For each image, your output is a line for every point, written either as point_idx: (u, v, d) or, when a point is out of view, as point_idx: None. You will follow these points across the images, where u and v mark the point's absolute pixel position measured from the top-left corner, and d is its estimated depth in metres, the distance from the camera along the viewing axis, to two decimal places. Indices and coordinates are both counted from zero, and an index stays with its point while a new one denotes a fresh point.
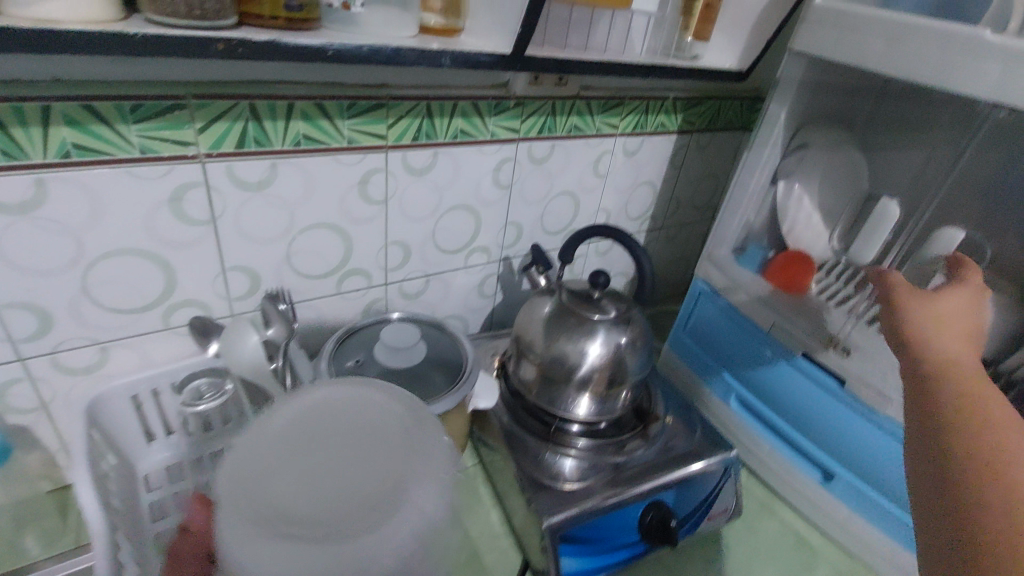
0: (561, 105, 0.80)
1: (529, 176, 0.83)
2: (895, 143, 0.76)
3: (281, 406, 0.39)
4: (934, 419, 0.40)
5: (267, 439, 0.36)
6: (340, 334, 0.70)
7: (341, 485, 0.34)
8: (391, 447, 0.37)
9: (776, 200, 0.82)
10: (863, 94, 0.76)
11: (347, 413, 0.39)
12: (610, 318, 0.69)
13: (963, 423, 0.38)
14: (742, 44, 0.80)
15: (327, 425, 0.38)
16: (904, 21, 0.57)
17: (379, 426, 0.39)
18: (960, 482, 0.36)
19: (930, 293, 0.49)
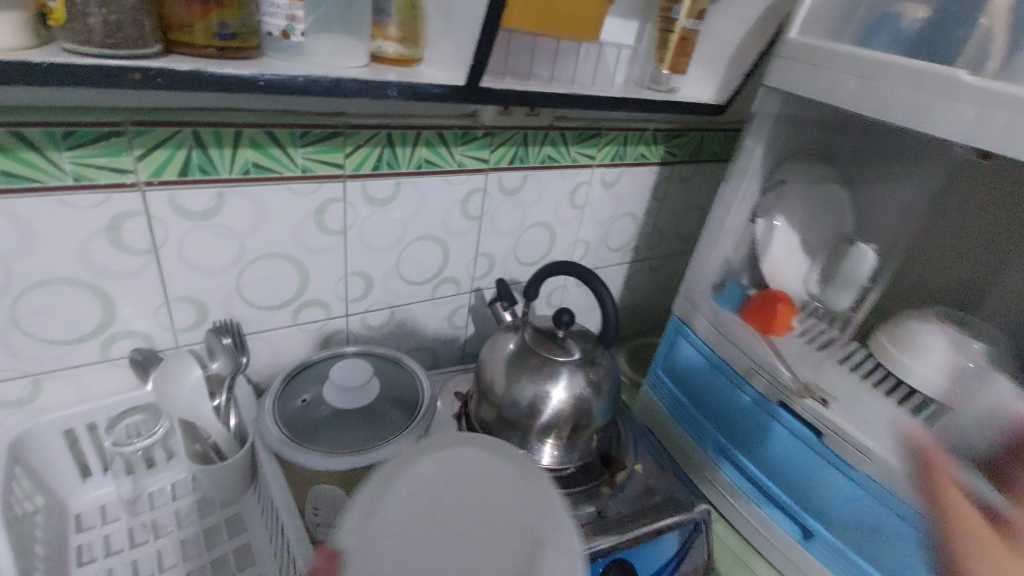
0: (533, 135, 0.78)
1: (500, 207, 0.81)
2: (883, 180, 0.75)
3: (400, 479, 0.41)
4: None
5: (392, 517, 0.38)
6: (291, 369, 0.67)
7: (444, 556, 0.37)
8: (516, 512, 0.40)
9: (755, 237, 0.79)
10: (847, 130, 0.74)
11: (447, 477, 0.42)
12: (574, 360, 0.66)
13: None
14: (719, 77, 0.78)
15: (440, 495, 0.40)
16: (877, 59, 0.54)
17: (497, 491, 0.41)
18: None
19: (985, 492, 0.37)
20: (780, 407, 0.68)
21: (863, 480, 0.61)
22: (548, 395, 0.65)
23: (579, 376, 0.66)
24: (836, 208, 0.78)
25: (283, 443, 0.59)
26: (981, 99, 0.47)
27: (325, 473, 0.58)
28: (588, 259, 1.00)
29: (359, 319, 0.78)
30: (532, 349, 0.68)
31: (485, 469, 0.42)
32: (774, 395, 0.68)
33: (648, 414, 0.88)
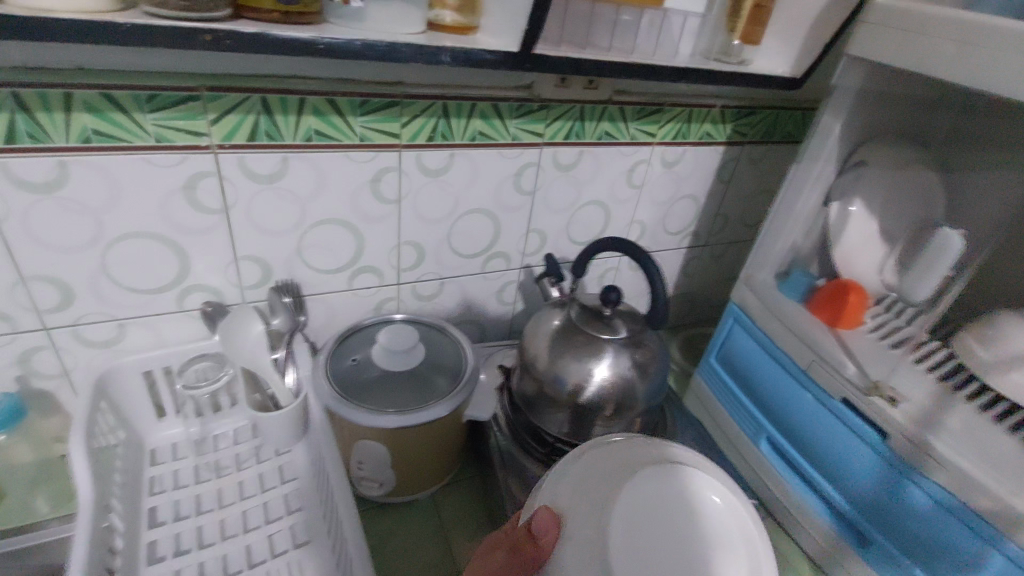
0: (590, 109, 0.76)
1: (554, 183, 0.80)
2: (979, 164, 0.67)
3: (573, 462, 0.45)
4: None
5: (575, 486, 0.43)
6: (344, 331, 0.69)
7: (659, 562, 0.39)
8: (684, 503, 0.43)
9: (827, 223, 0.74)
10: (941, 106, 0.68)
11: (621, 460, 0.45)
12: (619, 340, 0.64)
13: None
14: (797, 48, 0.72)
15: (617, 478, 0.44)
16: (979, 21, 0.48)
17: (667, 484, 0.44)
18: None
19: None
20: (841, 403, 0.63)
21: (931, 488, 0.55)
22: (590, 373, 0.64)
23: (623, 356, 0.64)
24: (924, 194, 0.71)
25: (332, 399, 0.61)
26: None
27: (370, 431, 0.60)
28: (644, 241, 0.97)
29: (410, 288, 0.80)
30: (579, 327, 0.66)
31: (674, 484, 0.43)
32: (836, 392, 0.64)
33: (697, 404, 0.84)
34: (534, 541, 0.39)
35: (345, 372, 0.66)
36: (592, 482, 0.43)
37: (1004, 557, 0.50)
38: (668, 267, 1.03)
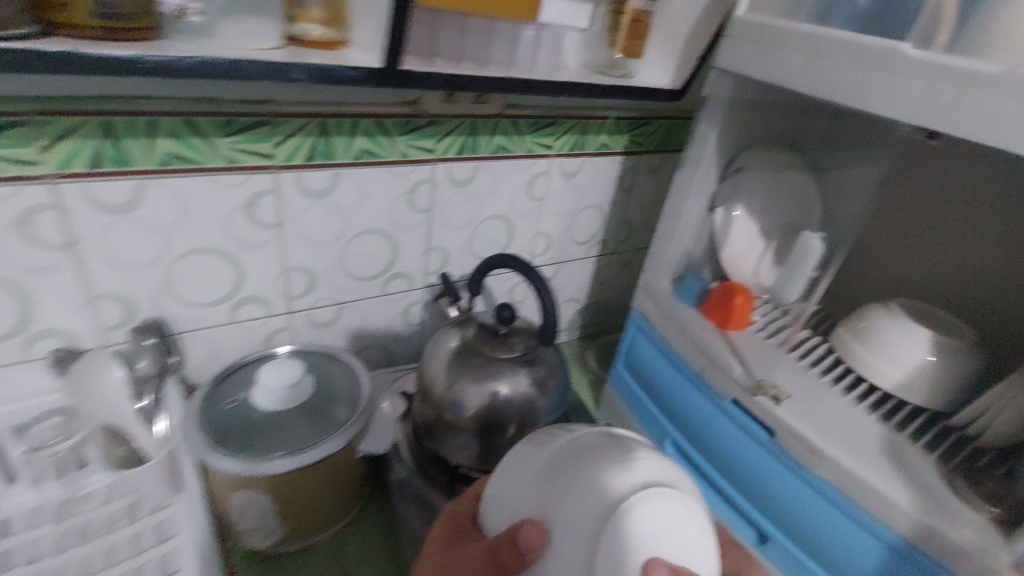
0: (482, 124, 0.75)
1: (451, 199, 0.78)
2: (849, 163, 0.70)
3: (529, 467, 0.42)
4: None
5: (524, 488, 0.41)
6: (218, 375, 0.66)
7: None
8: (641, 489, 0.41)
9: (715, 228, 0.76)
10: (817, 114, 0.70)
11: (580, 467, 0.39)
12: (516, 356, 0.64)
13: None
14: (675, 61, 0.75)
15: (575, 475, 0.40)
16: (823, 35, 0.51)
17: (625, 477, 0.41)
18: None
19: None
20: (733, 405, 0.65)
21: (814, 480, 0.58)
22: (489, 393, 0.62)
23: (522, 373, 0.63)
24: (804, 202, 0.74)
25: (208, 447, 0.56)
26: (927, 73, 0.44)
27: (253, 477, 0.56)
28: (552, 252, 0.97)
29: (304, 316, 0.75)
30: (475, 347, 0.65)
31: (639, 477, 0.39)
32: (726, 393, 0.66)
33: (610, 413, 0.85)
34: (519, 554, 0.37)
35: (225, 416, 0.61)
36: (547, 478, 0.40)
37: (878, 541, 0.53)
38: (579, 276, 1.04)
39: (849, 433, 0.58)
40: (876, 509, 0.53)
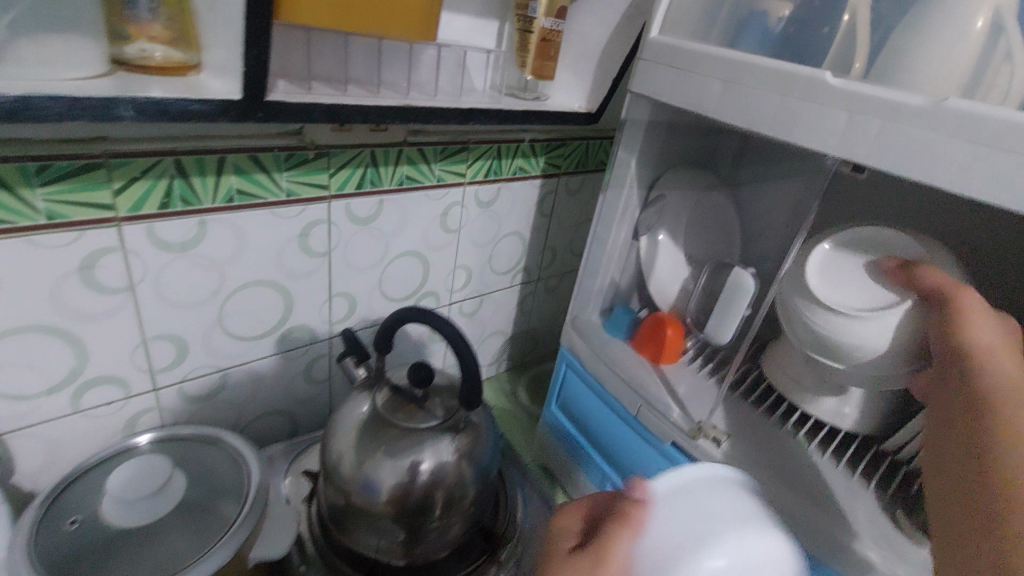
0: (383, 153, 0.66)
1: (352, 239, 0.69)
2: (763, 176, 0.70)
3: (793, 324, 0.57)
4: (955, 425, 0.36)
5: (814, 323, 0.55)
6: (55, 488, 0.52)
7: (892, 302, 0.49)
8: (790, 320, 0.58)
9: (640, 257, 0.73)
10: (730, 133, 0.69)
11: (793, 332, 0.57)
12: (437, 422, 0.56)
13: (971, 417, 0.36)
14: (588, 82, 0.71)
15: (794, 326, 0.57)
16: (741, 59, 0.48)
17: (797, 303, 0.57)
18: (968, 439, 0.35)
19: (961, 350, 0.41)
20: (673, 449, 0.61)
21: None
22: (405, 470, 0.53)
23: (445, 441, 0.55)
24: (724, 233, 0.73)
25: None
26: (848, 105, 0.42)
27: None
28: (472, 285, 0.90)
29: (175, 388, 0.63)
30: (388, 416, 0.56)
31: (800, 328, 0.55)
32: (664, 436, 0.62)
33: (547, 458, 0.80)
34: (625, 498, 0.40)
35: (56, 544, 0.47)
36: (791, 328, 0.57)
37: None
38: (504, 306, 0.98)
39: (789, 470, 0.56)
40: (817, 553, 0.51)
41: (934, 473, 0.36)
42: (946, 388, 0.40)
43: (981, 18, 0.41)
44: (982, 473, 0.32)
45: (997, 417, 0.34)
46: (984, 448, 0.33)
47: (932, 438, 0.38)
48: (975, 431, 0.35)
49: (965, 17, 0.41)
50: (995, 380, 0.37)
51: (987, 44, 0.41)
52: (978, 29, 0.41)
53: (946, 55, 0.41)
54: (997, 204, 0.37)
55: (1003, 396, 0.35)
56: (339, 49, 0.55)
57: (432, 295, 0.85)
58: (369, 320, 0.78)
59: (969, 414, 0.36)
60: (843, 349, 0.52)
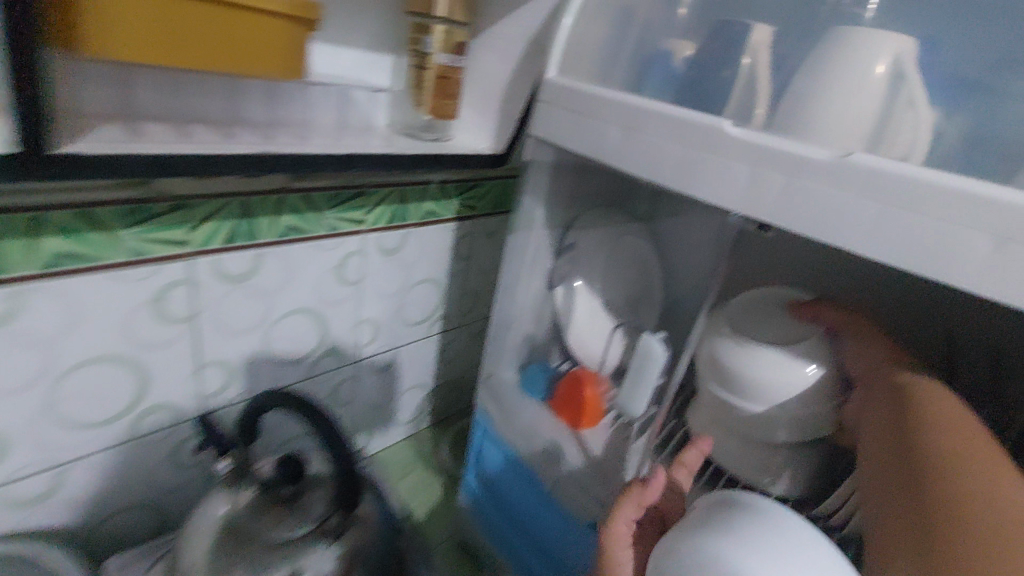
0: (258, 202, 0.58)
1: (224, 300, 0.61)
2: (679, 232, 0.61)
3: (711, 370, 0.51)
4: (910, 471, 0.38)
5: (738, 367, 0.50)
6: None
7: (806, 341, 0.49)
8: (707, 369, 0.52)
9: (556, 309, 0.67)
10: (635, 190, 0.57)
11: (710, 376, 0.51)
12: (310, 521, 0.47)
13: (928, 464, 0.37)
14: (493, 122, 0.66)
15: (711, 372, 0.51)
16: (635, 104, 0.44)
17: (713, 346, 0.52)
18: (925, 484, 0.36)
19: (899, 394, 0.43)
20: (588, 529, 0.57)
21: None
22: None
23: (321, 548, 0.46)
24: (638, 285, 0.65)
25: None
26: (749, 157, 0.38)
27: None
28: (382, 339, 0.82)
29: None
30: (252, 525, 0.46)
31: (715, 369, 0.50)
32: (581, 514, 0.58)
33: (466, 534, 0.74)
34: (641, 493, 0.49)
35: None
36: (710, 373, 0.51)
37: None
38: (422, 359, 0.90)
39: None
40: None
41: (885, 519, 0.37)
42: (881, 434, 0.42)
43: (881, 61, 0.38)
44: (926, 519, 0.34)
45: (934, 464, 0.37)
46: (930, 496, 0.35)
47: (876, 484, 0.41)
48: (916, 479, 0.37)
49: (865, 63, 0.38)
50: (923, 422, 0.40)
51: (890, 92, 0.38)
52: (878, 76, 0.38)
53: (850, 103, 0.38)
54: (909, 269, 0.33)
55: (935, 446, 0.38)
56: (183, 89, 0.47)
57: (334, 354, 0.76)
58: (254, 388, 0.69)
59: (907, 461, 0.39)
60: (769, 387, 0.48)
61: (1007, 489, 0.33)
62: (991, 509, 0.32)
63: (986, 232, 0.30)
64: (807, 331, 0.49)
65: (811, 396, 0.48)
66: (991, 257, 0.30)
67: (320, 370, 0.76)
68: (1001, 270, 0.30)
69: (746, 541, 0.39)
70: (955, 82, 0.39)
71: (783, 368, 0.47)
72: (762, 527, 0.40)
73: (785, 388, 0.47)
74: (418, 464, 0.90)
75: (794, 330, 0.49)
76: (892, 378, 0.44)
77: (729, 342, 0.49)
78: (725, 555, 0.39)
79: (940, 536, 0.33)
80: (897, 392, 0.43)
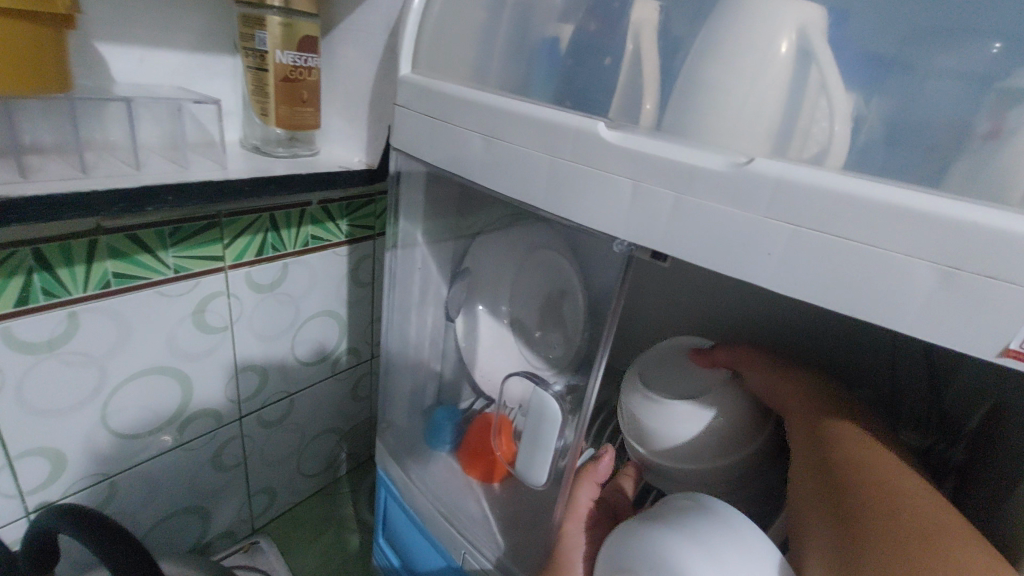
0: (59, 250, 0.46)
1: (30, 375, 0.48)
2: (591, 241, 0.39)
3: (634, 427, 0.46)
4: (829, 487, 0.34)
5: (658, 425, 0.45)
6: None
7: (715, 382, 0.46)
8: (631, 428, 0.47)
9: (458, 344, 0.57)
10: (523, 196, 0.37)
11: (638, 434, 0.46)
12: None
13: (849, 477, 0.33)
14: (364, 131, 0.55)
15: (637, 431, 0.46)
16: (496, 105, 0.35)
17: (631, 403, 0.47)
18: (849, 501, 0.32)
19: (812, 415, 0.40)
20: None
21: None
22: None
23: None
24: (555, 310, 0.50)
25: None
26: (630, 168, 0.29)
27: None
28: (272, 387, 0.70)
29: None
30: None
31: (637, 425, 0.46)
32: None
33: None
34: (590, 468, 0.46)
35: None
36: (636, 431, 0.46)
37: None
38: (328, 401, 0.79)
39: None
40: None
41: (810, 550, 0.32)
42: (796, 459, 0.39)
43: (785, 37, 0.30)
44: (856, 545, 0.29)
45: (852, 484, 0.33)
46: (856, 519, 0.31)
47: (795, 509, 0.36)
48: (838, 499, 0.33)
49: (764, 39, 0.30)
50: (839, 446, 0.36)
51: (796, 75, 0.30)
52: (783, 54, 0.30)
53: (749, 92, 0.30)
54: (829, 310, 0.25)
55: (850, 459, 0.35)
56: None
57: (210, 415, 0.64)
58: (100, 471, 0.57)
59: (826, 480, 0.34)
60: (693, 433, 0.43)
61: (931, 507, 0.30)
62: (921, 528, 0.29)
63: (929, 262, 0.23)
64: (711, 379, 0.47)
65: (738, 433, 0.44)
66: (934, 296, 0.23)
67: (194, 435, 0.64)
68: (948, 311, 0.23)
69: (701, 540, 0.31)
70: (871, 61, 0.32)
71: (694, 407, 0.44)
72: (720, 529, 0.32)
73: (706, 434, 0.43)
74: (334, 520, 0.80)
75: (700, 382, 0.47)
76: (805, 406, 0.42)
77: (642, 394, 0.46)
78: (679, 554, 0.31)
79: (873, 564, 0.28)
80: (812, 420, 0.40)
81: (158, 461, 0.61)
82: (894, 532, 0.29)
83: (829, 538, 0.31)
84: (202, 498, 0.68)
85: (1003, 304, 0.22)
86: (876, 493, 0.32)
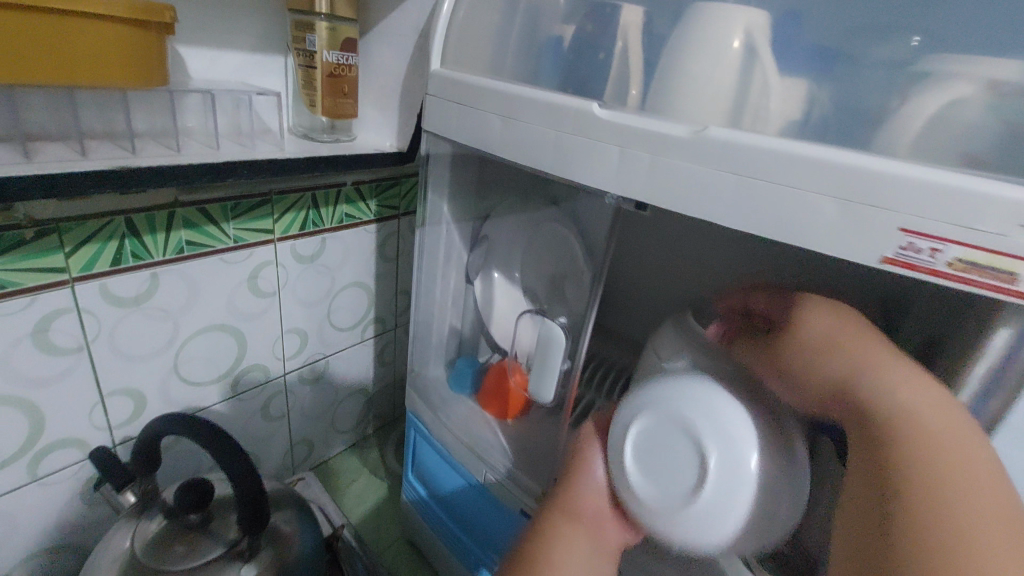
0: (146, 220, 0.55)
1: (121, 324, 0.58)
2: (576, 192, 0.49)
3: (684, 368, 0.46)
4: (880, 456, 0.32)
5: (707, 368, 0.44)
6: None
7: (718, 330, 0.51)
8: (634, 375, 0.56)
9: (477, 303, 0.66)
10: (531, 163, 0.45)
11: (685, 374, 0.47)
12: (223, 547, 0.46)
13: (905, 452, 0.31)
14: (395, 119, 0.64)
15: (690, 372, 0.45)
16: (511, 92, 0.43)
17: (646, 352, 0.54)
18: (896, 478, 0.30)
19: (858, 364, 0.36)
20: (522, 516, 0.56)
21: None
22: None
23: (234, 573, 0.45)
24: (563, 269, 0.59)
25: None
26: (618, 138, 0.38)
27: None
28: (310, 349, 0.79)
29: None
30: (153, 560, 0.45)
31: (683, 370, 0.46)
32: (514, 504, 0.56)
33: (413, 531, 0.74)
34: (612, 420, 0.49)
35: None
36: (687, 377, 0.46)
37: None
38: (358, 362, 0.88)
39: None
40: None
41: (845, 515, 0.32)
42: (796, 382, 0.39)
43: (736, 36, 0.38)
44: (887, 486, 0.30)
45: (893, 422, 0.32)
46: (893, 486, 0.30)
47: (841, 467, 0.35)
48: (875, 448, 0.32)
49: (724, 36, 0.38)
50: (864, 371, 0.35)
51: (746, 66, 0.38)
52: (736, 48, 0.38)
53: (711, 78, 0.38)
54: (766, 239, 0.34)
55: (909, 431, 0.31)
56: (7, 109, 0.42)
57: (260, 369, 0.74)
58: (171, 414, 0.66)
59: (879, 450, 0.32)
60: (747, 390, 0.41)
61: (974, 496, 0.28)
62: (959, 528, 0.27)
63: (831, 193, 0.31)
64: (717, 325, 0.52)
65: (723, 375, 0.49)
66: (835, 219, 0.31)
67: (246, 386, 0.73)
68: (845, 230, 0.31)
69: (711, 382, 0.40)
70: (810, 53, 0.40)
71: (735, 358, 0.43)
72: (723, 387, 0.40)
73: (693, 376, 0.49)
74: (364, 470, 0.89)
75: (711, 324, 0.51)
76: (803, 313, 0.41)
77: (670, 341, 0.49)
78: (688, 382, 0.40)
79: (900, 513, 0.29)
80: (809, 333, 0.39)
81: (218, 407, 0.71)
82: (938, 530, 0.27)
83: (864, 515, 0.31)
84: (252, 444, 0.77)
85: (882, 223, 0.30)
86: (931, 477, 0.29)
